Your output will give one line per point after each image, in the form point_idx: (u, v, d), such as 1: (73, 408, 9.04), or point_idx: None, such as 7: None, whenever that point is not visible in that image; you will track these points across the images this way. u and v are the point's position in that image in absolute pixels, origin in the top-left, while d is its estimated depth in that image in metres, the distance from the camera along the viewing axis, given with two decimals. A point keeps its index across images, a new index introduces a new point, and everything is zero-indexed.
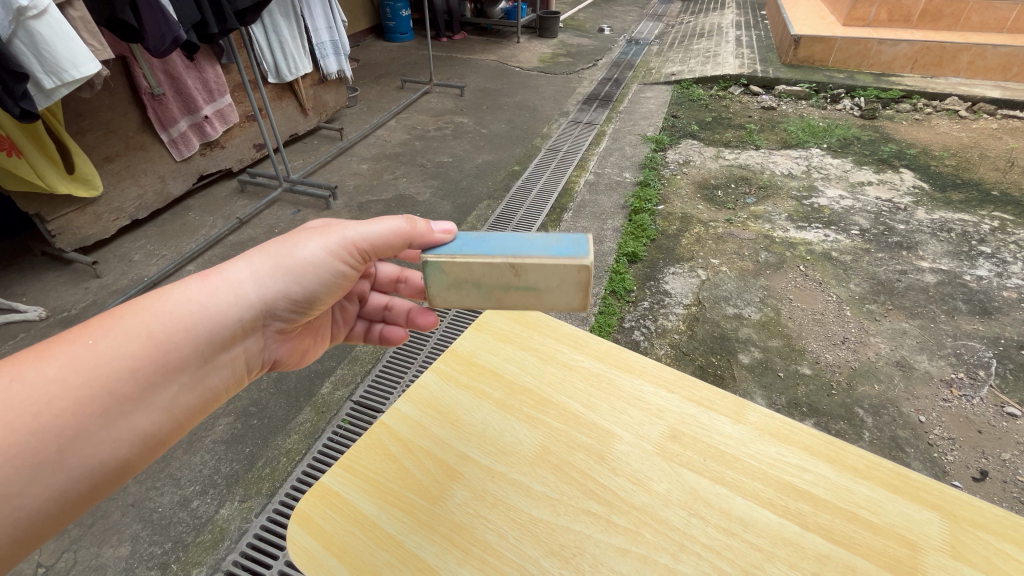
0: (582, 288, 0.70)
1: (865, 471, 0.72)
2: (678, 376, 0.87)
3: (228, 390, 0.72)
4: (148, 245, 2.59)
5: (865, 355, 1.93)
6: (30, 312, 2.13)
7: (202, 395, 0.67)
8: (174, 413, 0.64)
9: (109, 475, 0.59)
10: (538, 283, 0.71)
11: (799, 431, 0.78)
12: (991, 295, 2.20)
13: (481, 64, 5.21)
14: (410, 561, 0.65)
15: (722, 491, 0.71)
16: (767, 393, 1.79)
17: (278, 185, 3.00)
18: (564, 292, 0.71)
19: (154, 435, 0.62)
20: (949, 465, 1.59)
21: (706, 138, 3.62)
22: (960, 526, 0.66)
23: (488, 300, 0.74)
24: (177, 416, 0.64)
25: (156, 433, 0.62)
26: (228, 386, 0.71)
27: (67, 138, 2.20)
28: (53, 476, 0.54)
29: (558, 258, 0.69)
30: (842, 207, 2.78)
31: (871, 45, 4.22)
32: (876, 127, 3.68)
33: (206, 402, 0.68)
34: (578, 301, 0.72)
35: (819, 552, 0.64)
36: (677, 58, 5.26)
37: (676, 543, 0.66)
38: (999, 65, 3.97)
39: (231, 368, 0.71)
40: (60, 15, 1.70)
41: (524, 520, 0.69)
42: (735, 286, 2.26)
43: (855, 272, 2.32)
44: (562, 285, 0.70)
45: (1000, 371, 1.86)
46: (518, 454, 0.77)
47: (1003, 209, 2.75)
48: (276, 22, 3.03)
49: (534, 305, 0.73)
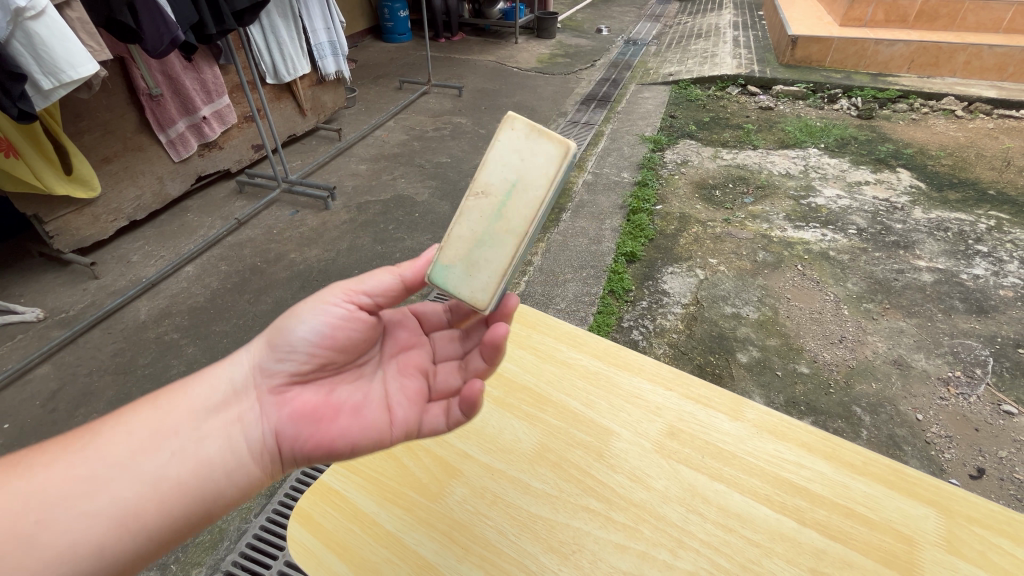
0: (538, 136, 0.69)
1: (861, 467, 0.73)
2: (677, 374, 0.88)
3: (232, 470, 0.67)
4: (147, 246, 2.59)
5: (862, 354, 1.94)
6: (28, 314, 2.13)
7: (192, 468, 0.65)
8: (155, 485, 0.62)
9: (87, 559, 0.57)
10: (507, 178, 0.70)
11: (796, 428, 0.78)
12: (988, 293, 2.21)
13: (480, 64, 5.21)
14: (410, 558, 0.66)
15: (720, 487, 0.71)
16: (765, 392, 1.80)
17: (276, 186, 2.99)
18: (534, 157, 0.69)
19: (132, 511, 0.60)
20: (947, 462, 1.60)
21: (704, 138, 3.63)
22: (955, 521, 0.67)
23: (508, 240, 0.71)
24: (162, 491, 0.62)
25: (135, 509, 0.60)
26: (228, 464, 0.67)
27: (65, 140, 2.20)
28: (26, 550, 0.54)
29: (492, 141, 0.69)
30: (839, 206, 2.79)
31: (868, 45, 4.23)
32: (873, 127, 3.70)
33: (198, 478, 0.65)
34: (552, 141, 0.68)
35: (816, 548, 0.64)
36: (675, 59, 5.28)
37: (674, 539, 0.66)
38: (995, 65, 4.00)
39: (225, 439, 0.68)
40: (58, 15, 1.70)
41: (522, 517, 0.69)
42: (733, 285, 2.27)
43: (853, 271, 2.33)
44: (518, 158, 0.70)
45: (997, 370, 1.87)
46: (517, 452, 0.78)
47: (999, 209, 2.76)
48: (273, 22, 3.03)
49: (528, 193, 0.69)
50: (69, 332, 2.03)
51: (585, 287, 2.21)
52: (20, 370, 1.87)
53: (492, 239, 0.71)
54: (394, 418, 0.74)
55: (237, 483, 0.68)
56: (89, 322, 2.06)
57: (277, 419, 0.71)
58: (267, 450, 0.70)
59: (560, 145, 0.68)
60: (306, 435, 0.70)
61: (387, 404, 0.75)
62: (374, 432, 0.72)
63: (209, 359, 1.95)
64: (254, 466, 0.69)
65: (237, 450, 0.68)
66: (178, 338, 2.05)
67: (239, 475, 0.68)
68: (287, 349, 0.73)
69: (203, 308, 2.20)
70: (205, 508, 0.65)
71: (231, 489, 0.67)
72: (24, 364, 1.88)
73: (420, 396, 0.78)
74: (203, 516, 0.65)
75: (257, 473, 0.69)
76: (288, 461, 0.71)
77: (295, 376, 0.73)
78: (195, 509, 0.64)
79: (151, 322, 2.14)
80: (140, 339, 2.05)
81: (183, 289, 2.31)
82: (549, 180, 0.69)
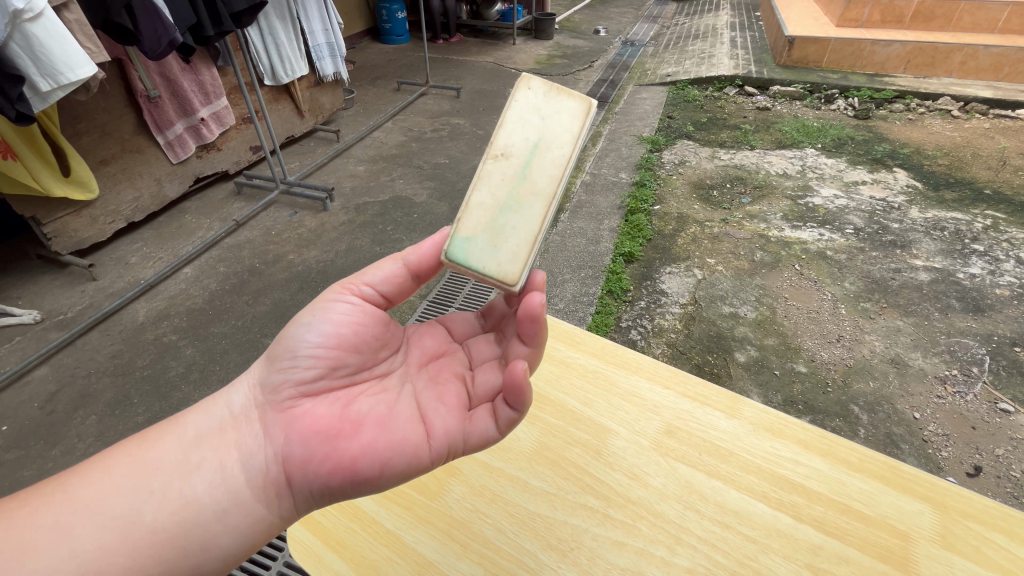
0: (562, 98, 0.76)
1: (858, 464, 0.73)
2: (674, 372, 0.88)
3: (223, 512, 0.65)
4: (145, 247, 2.59)
5: (860, 353, 1.95)
6: (26, 316, 2.13)
7: (171, 513, 0.63)
8: (128, 533, 0.60)
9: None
10: (531, 138, 0.75)
11: (793, 426, 0.79)
12: (985, 292, 2.22)
13: (478, 65, 5.22)
14: (410, 556, 0.66)
15: (717, 485, 0.72)
16: (763, 391, 1.81)
17: (274, 187, 2.99)
18: (556, 116, 0.75)
19: (109, 557, 0.59)
20: (944, 461, 1.61)
21: (702, 138, 3.64)
22: (951, 516, 0.67)
23: (535, 202, 0.75)
24: (133, 542, 0.60)
25: (111, 558, 0.59)
26: (219, 503, 0.65)
27: (63, 141, 2.20)
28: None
29: (511, 101, 0.73)
30: (836, 206, 2.81)
31: (865, 45, 4.25)
32: (870, 127, 3.71)
33: (180, 524, 0.63)
34: (572, 101, 0.75)
35: (812, 543, 0.65)
36: (672, 59, 5.29)
37: (671, 536, 0.67)
38: (991, 65, 4.02)
39: (219, 475, 0.66)
40: (56, 17, 1.70)
41: (521, 515, 0.70)
42: (731, 284, 2.28)
43: (850, 270, 2.34)
44: (539, 115, 0.75)
45: (993, 368, 1.88)
46: (516, 450, 0.78)
47: (995, 208, 2.77)
48: (272, 24, 3.04)
49: (552, 151, 0.75)
50: (67, 334, 2.03)
51: (584, 287, 2.22)
52: (18, 372, 1.87)
53: (518, 202, 0.74)
54: (430, 431, 0.69)
55: (230, 528, 0.65)
56: (88, 324, 2.06)
57: (290, 436, 0.68)
58: (270, 482, 0.67)
59: (581, 101, 0.76)
60: (318, 458, 0.65)
61: (422, 417, 0.70)
62: (404, 446, 0.67)
63: (207, 360, 1.95)
64: (253, 504, 0.66)
65: (232, 487, 0.66)
66: (177, 340, 2.05)
67: (233, 517, 0.65)
68: (291, 364, 0.72)
69: (201, 310, 2.20)
70: (192, 556, 0.62)
71: (223, 534, 0.64)
72: (22, 366, 1.88)
73: (462, 403, 0.73)
74: (190, 566, 0.62)
75: (259, 511, 0.66)
76: (297, 495, 0.67)
77: (303, 391, 0.72)
78: (180, 555, 0.62)
79: (149, 323, 2.13)
80: (138, 341, 2.05)
81: (181, 291, 2.31)
82: (573, 137, 0.75)
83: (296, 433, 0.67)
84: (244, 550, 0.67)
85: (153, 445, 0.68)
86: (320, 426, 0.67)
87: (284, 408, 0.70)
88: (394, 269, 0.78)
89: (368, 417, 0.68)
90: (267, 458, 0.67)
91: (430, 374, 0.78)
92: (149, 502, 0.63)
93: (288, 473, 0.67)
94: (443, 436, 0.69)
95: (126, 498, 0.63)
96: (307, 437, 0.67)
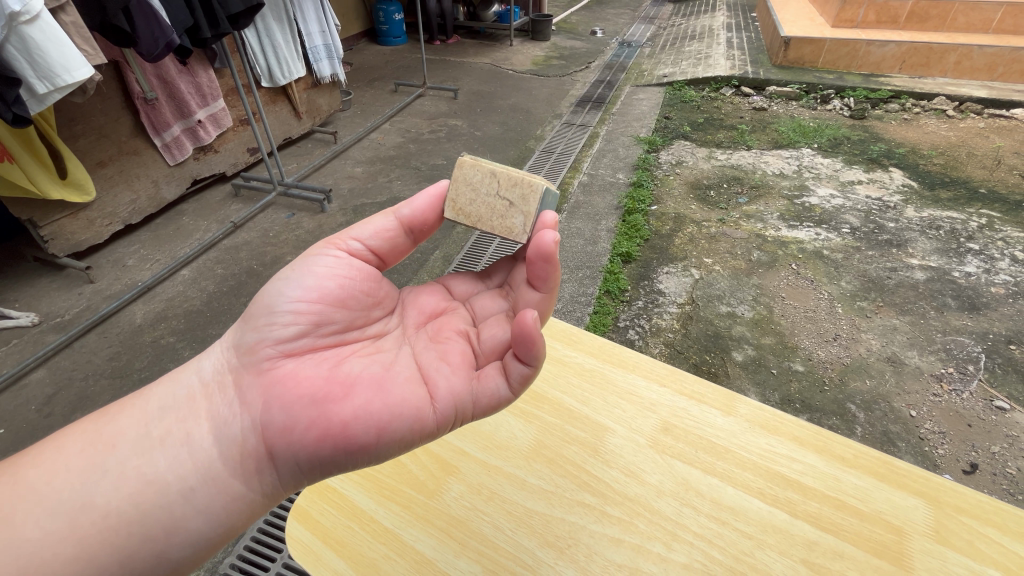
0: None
1: (852, 460, 0.74)
2: (671, 371, 0.89)
3: (190, 490, 0.64)
4: (142, 249, 2.59)
5: (856, 351, 1.96)
6: (22, 319, 2.13)
7: (127, 495, 0.62)
8: (80, 520, 0.60)
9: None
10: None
11: (789, 423, 0.80)
12: (980, 291, 2.23)
13: (475, 66, 5.23)
14: (409, 554, 0.66)
15: (713, 481, 0.72)
16: (761, 390, 1.82)
17: (272, 189, 2.99)
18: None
19: (68, 536, 0.59)
20: (940, 458, 1.62)
21: (699, 138, 3.66)
22: (944, 511, 0.68)
23: None
24: (86, 524, 0.60)
25: (68, 538, 0.59)
26: (184, 482, 0.64)
27: (60, 144, 2.20)
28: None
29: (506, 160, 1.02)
30: (832, 205, 2.82)
31: (860, 45, 4.27)
32: (866, 127, 3.73)
33: (140, 507, 0.62)
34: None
35: (807, 539, 0.65)
36: (669, 60, 5.31)
37: (668, 532, 0.67)
38: (985, 65, 4.04)
39: (188, 449, 0.66)
40: (53, 19, 1.71)
41: (518, 513, 0.70)
42: (728, 284, 2.28)
43: (847, 269, 2.35)
44: None
45: (989, 366, 1.89)
46: (513, 448, 0.78)
47: (990, 207, 2.79)
48: (268, 26, 3.04)
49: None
50: (65, 336, 2.03)
51: (581, 287, 2.23)
52: (15, 375, 1.87)
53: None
54: (432, 392, 0.70)
55: (200, 508, 0.65)
56: (85, 326, 2.06)
57: (275, 397, 0.68)
58: (250, 451, 0.67)
59: None
60: (305, 422, 0.65)
61: (423, 379, 0.71)
62: (404, 407, 0.67)
63: None
64: (228, 478, 0.66)
65: (202, 461, 0.66)
66: (175, 342, 2.05)
67: (202, 495, 0.65)
68: (272, 327, 0.72)
69: (199, 312, 2.20)
70: (158, 541, 0.62)
71: (191, 513, 0.64)
72: (20, 369, 1.88)
73: (463, 363, 0.74)
74: (155, 549, 0.62)
75: (235, 484, 0.66)
76: (277, 465, 0.68)
77: (286, 353, 0.72)
78: (142, 536, 0.62)
79: (147, 325, 2.13)
80: (136, 343, 2.05)
81: (179, 292, 2.31)
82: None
83: (281, 395, 0.67)
84: (216, 534, 0.66)
85: (118, 423, 0.68)
86: (308, 388, 0.67)
87: (266, 370, 0.70)
88: (383, 225, 0.81)
89: (361, 379, 0.69)
90: (245, 428, 0.68)
91: (427, 336, 0.79)
92: (110, 481, 0.63)
93: (272, 439, 0.67)
94: (446, 397, 0.69)
95: (87, 478, 0.63)
96: (296, 400, 0.67)
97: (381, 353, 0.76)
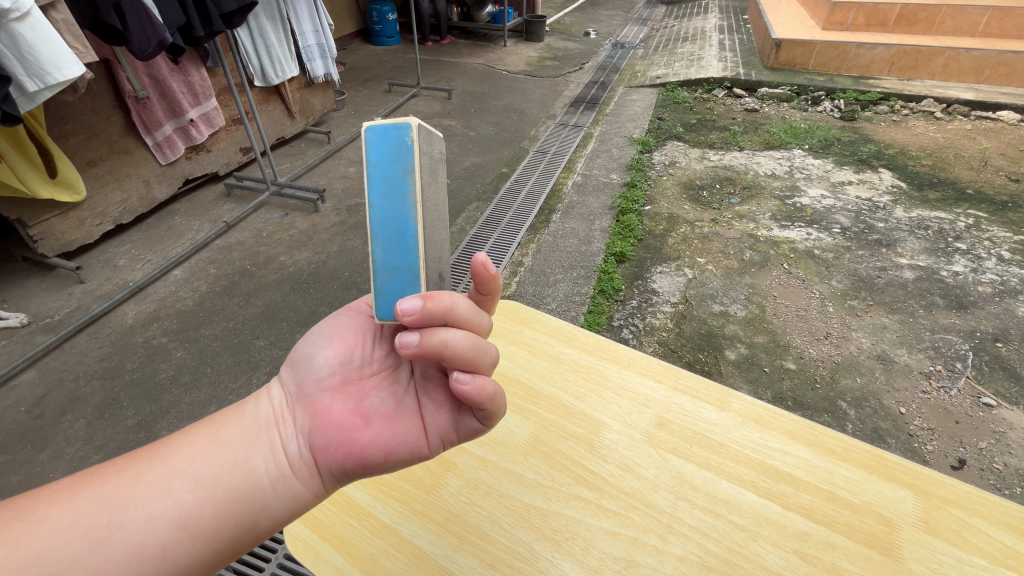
0: None
1: (843, 453, 0.75)
2: (666, 367, 0.90)
3: (277, 479, 0.62)
4: (133, 250, 2.57)
5: (847, 350, 1.98)
6: (11, 319, 2.10)
7: (247, 470, 0.61)
8: (210, 487, 0.58)
9: (151, 565, 0.54)
10: None
11: (782, 417, 0.81)
12: (967, 290, 2.27)
13: (469, 67, 5.24)
14: (407, 548, 0.67)
15: (708, 475, 0.73)
16: (754, 388, 1.83)
17: (265, 189, 2.98)
18: None
19: (189, 515, 0.56)
20: (929, 455, 1.64)
21: (691, 139, 3.68)
22: (933, 502, 0.69)
23: None
24: (219, 491, 0.59)
25: (193, 513, 0.57)
26: (271, 473, 0.62)
27: (48, 142, 2.17)
28: (97, 553, 0.52)
29: None
30: (823, 206, 2.85)
31: (850, 48, 4.33)
32: (856, 129, 3.77)
33: (250, 480, 0.61)
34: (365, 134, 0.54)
35: (800, 530, 0.67)
36: (662, 62, 5.34)
37: (663, 525, 0.68)
38: (972, 68, 4.10)
39: (269, 447, 0.62)
40: (43, 17, 1.69)
41: (516, 507, 0.71)
42: (720, 284, 2.30)
43: (837, 269, 2.38)
44: None
45: (976, 363, 1.93)
46: (510, 444, 0.79)
47: (978, 208, 2.83)
48: (261, 25, 3.03)
49: None
50: (55, 337, 2.01)
51: (576, 287, 2.24)
52: (3, 376, 1.85)
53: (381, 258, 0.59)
54: (425, 425, 0.63)
55: (284, 494, 0.62)
56: (76, 326, 2.04)
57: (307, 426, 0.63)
58: (303, 464, 0.63)
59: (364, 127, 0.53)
60: (334, 447, 0.61)
61: (419, 411, 0.64)
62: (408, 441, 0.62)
63: (198, 363, 1.94)
64: (294, 478, 0.62)
65: (282, 458, 0.63)
66: (167, 342, 2.04)
67: (284, 486, 0.62)
68: (309, 364, 0.67)
69: (191, 312, 2.19)
70: (254, 513, 0.60)
71: (277, 500, 0.61)
72: (8, 370, 1.86)
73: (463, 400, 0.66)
74: (251, 523, 0.60)
75: (297, 487, 0.62)
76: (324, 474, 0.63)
77: (319, 382, 0.65)
78: (244, 516, 0.60)
79: (139, 326, 2.12)
80: (127, 343, 2.03)
81: (171, 293, 2.30)
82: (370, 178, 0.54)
83: (311, 423, 0.63)
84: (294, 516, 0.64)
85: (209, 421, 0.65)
86: (333, 414, 0.62)
87: (299, 401, 0.65)
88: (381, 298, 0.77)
89: (376, 407, 0.63)
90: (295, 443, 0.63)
91: None
92: (215, 463, 0.60)
93: (310, 461, 0.63)
94: (439, 433, 0.63)
95: (188, 467, 0.59)
96: (317, 430, 0.62)
97: (402, 377, 0.66)
